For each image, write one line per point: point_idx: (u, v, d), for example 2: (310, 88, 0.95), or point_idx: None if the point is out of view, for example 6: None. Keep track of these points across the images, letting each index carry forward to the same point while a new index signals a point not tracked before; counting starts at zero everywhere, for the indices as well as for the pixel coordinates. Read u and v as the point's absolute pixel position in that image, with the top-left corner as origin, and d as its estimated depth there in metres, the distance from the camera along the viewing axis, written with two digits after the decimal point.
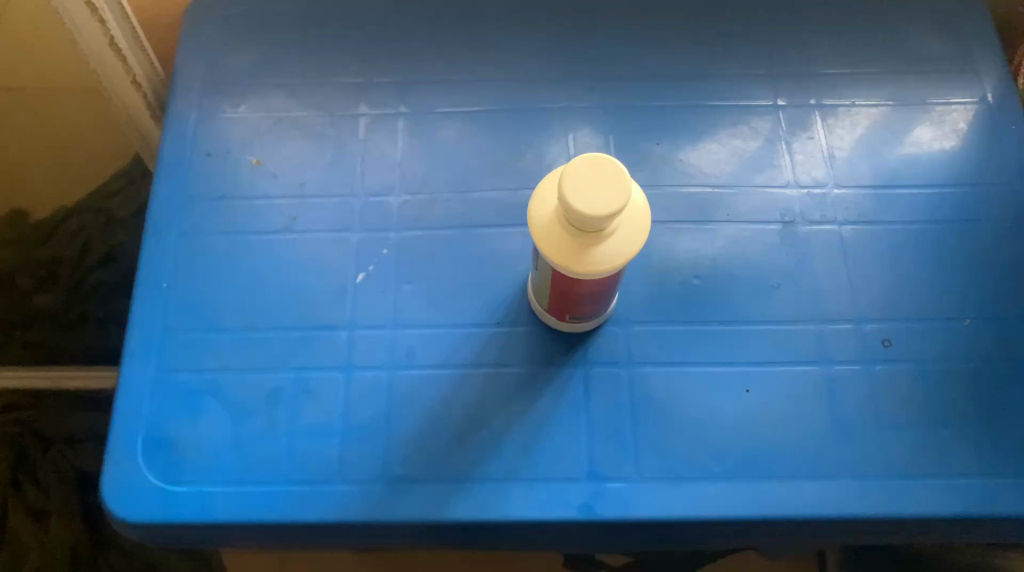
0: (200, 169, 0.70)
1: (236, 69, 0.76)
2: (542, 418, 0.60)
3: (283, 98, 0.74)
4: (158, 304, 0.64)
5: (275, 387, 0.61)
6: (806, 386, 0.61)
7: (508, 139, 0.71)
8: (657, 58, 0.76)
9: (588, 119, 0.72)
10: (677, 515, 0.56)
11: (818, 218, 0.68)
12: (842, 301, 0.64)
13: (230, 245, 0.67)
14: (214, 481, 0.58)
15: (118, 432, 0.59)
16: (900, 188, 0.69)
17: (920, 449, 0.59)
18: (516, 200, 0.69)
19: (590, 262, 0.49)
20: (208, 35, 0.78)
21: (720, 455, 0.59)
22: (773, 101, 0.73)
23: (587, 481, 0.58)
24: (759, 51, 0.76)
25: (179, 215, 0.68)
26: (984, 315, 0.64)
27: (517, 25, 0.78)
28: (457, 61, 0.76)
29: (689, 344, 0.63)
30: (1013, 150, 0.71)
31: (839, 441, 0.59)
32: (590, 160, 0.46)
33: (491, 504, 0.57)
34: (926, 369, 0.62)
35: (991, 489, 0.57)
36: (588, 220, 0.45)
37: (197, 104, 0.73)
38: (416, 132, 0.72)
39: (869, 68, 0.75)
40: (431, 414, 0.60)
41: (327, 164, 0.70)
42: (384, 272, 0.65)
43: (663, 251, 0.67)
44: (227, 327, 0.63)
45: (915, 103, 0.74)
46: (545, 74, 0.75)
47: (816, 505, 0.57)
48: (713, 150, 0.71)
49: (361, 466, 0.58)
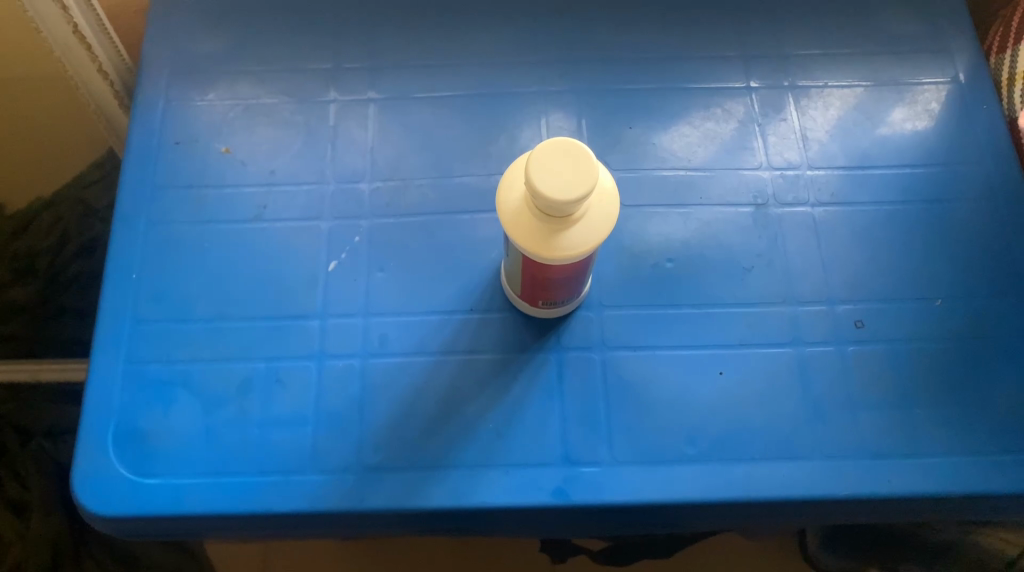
0: (168, 158, 0.69)
1: (203, 56, 0.74)
2: (516, 404, 0.60)
3: (252, 84, 0.73)
4: (127, 295, 0.63)
5: (247, 377, 0.61)
6: (778, 368, 0.61)
7: (481, 124, 0.71)
8: (630, 41, 0.75)
9: (560, 103, 0.72)
10: (651, 498, 0.57)
11: (791, 200, 0.68)
12: (814, 283, 0.65)
13: (199, 235, 0.66)
14: (186, 473, 0.57)
15: (88, 425, 0.59)
16: (872, 169, 0.70)
17: (891, 428, 0.59)
18: (489, 186, 0.68)
19: (561, 247, 0.49)
20: (175, 21, 0.76)
21: (693, 438, 0.59)
22: (746, 83, 0.73)
23: (561, 465, 0.58)
24: (732, 32, 0.76)
25: (147, 205, 0.67)
26: (954, 294, 0.65)
27: (488, 8, 0.77)
28: (429, 45, 0.75)
29: (662, 328, 0.63)
30: (984, 130, 0.71)
31: (811, 422, 0.59)
32: (557, 145, 0.45)
33: (465, 491, 0.57)
34: (897, 349, 0.62)
35: (961, 467, 0.58)
36: (555, 205, 0.45)
37: (165, 92, 0.72)
38: (387, 117, 0.71)
39: (841, 48, 0.75)
40: (404, 402, 0.60)
41: (297, 151, 0.69)
42: (355, 260, 0.65)
43: (636, 235, 0.67)
44: (197, 317, 0.63)
45: (887, 84, 0.74)
46: (517, 58, 0.74)
47: (789, 486, 0.57)
48: (685, 133, 0.71)
49: (334, 455, 0.58)
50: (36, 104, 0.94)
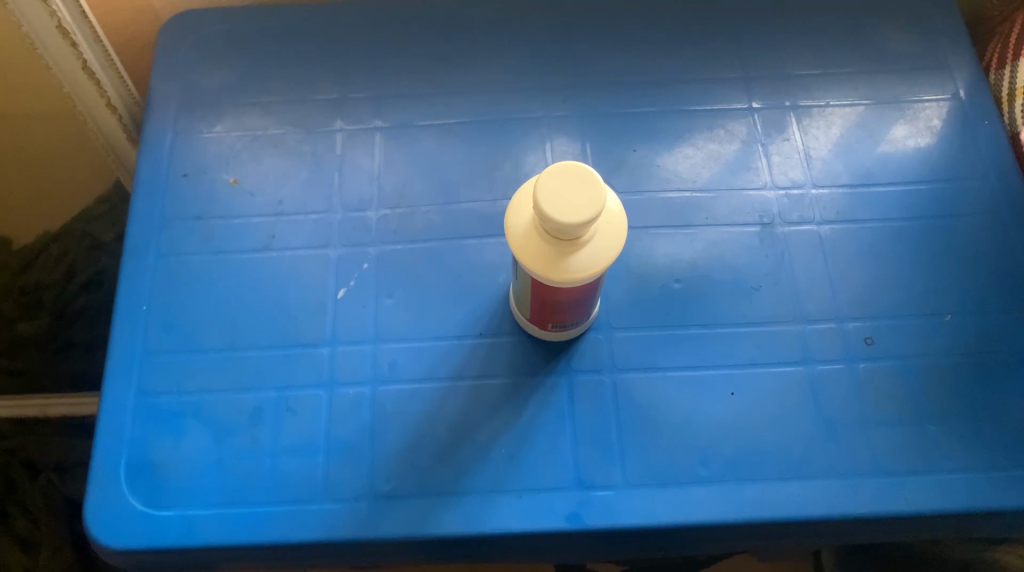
0: (177, 190, 0.70)
1: (210, 89, 0.75)
2: (527, 428, 0.60)
3: (258, 116, 0.74)
4: (137, 326, 0.64)
5: (257, 406, 0.60)
6: (788, 386, 0.61)
7: (486, 150, 0.72)
8: (632, 65, 0.76)
9: (564, 128, 0.73)
10: (666, 521, 0.56)
11: (796, 218, 0.68)
12: (822, 300, 0.65)
13: (208, 265, 0.66)
14: (197, 504, 0.57)
15: (99, 457, 0.59)
16: (876, 186, 0.70)
17: (905, 445, 0.59)
18: (495, 211, 0.69)
19: (571, 269, 0.49)
20: (183, 55, 0.78)
21: (705, 459, 0.59)
22: (748, 104, 0.74)
23: (574, 489, 0.57)
24: (732, 55, 0.76)
25: (157, 237, 0.68)
26: (963, 309, 0.64)
27: (492, 35, 0.78)
28: (433, 74, 0.76)
29: (671, 349, 0.63)
30: (986, 144, 0.72)
31: (824, 440, 0.59)
32: (565, 168, 0.46)
33: (477, 517, 0.56)
34: (908, 365, 0.62)
35: (977, 483, 0.58)
36: (564, 228, 0.45)
37: (173, 125, 0.73)
38: (393, 145, 0.72)
39: (841, 68, 0.76)
40: (414, 429, 0.60)
41: (304, 180, 0.70)
42: (364, 287, 0.65)
43: (643, 256, 0.67)
44: (207, 347, 0.63)
45: (888, 101, 0.74)
46: (520, 84, 0.75)
47: (805, 506, 0.57)
48: (689, 154, 0.71)
49: (346, 483, 0.58)
50: (44, 140, 0.95)
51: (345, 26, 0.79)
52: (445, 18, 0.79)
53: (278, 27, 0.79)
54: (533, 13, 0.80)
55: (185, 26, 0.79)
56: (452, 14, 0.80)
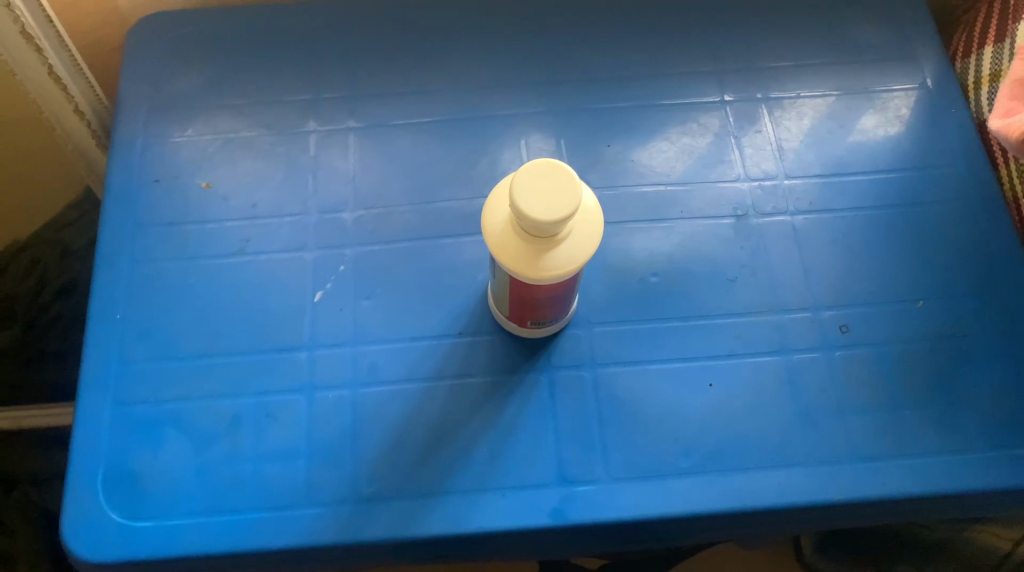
0: (149, 196, 0.69)
1: (181, 92, 0.75)
2: (510, 426, 0.60)
3: (230, 118, 0.73)
4: (112, 335, 0.63)
5: (236, 412, 0.60)
6: (767, 376, 0.62)
7: (461, 148, 0.71)
8: (605, 61, 0.76)
9: (539, 124, 0.73)
10: (649, 513, 0.57)
11: (770, 210, 0.69)
12: (798, 291, 0.65)
13: (183, 271, 0.66)
14: (178, 513, 0.57)
15: (77, 468, 0.58)
16: (848, 176, 0.71)
17: (882, 431, 0.60)
18: (472, 209, 0.69)
19: (550, 264, 0.49)
20: (151, 58, 0.77)
21: (686, 450, 0.59)
22: (720, 97, 0.74)
23: (557, 485, 0.58)
24: (704, 48, 0.77)
25: (129, 243, 0.67)
26: (935, 295, 0.65)
27: (465, 33, 0.78)
28: (406, 73, 0.75)
29: (651, 342, 0.63)
30: (954, 132, 0.73)
31: (803, 428, 0.60)
32: (541, 165, 0.46)
33: (462, 515, 0.56)
34: (883, 351, 0.63)
35: (951, 466, 0.59)
36: (541, 226, 0.45)
37: (143, 130, 0.72)
38: (367, 145, 0.71)
39: (811, 59, 0.77)
40: (397, 430, 0.59)
41: (278, 183, 0.70)
42: (342, 289, 0.65)
43: (620, 251, 0.67)
44: (184, 354, 0.62)
45: (858, 92, 0.75)
46: (495, 82, 0.75)
47: (785, 494, 0.57)
48: (663, 148, 0.72)
49: (328, 487, 0.57)
50: (11, 148, 0.93)
51: (317, 26, 0.78)
52: (419, 16, 0.79)
53: (249, 28, 0.78)
54: (507, 9, 0.80)
55: (152, 29, 0.78)
56: (425, 13, 0.79)
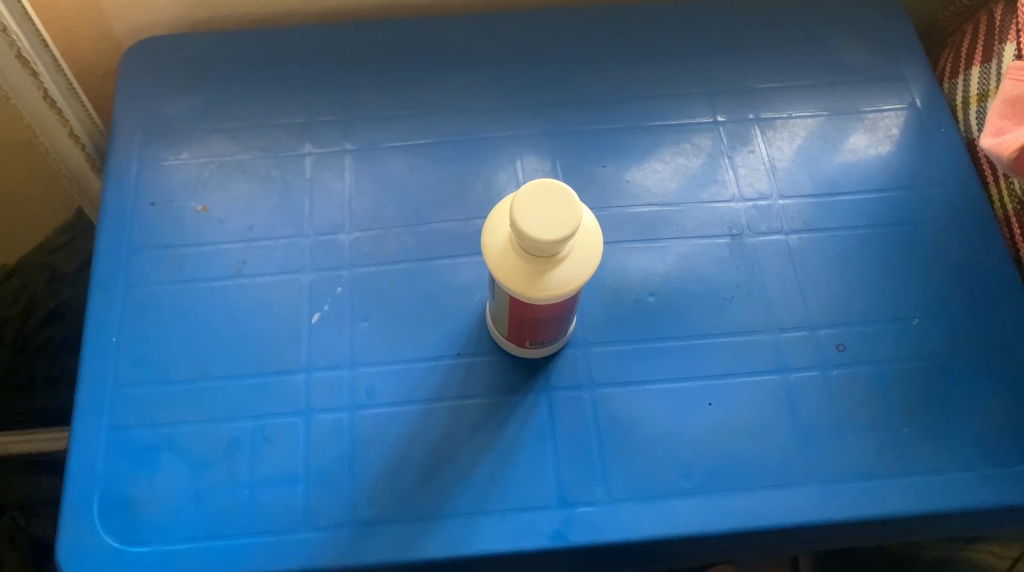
0: (143, 220, 0.69)
1: (175, 115, 0.75)
2: (509, 447, 0.59)
3: (225, 142, 0.73)
4: (107, 360, 0.62)
5: (233, 437, 0.59)
6: (765, 395, 0.62)
7: (456, 169, 0.72)
8: (600, 83, 0.77)
9: (534, 146, 0.73)
10: (649, 535, 0.56)
11: (764, 229, 0.69)
12: (793, 309, 0.66)
13: (178, 295, 0.65)
14: (174, 539, 0.56)
15: (70, 495, 0.57)
16: (841, 195, 0.71)
17: (880, 449, 0.60)
18: (469, 230, 0.69)
19: (550, 281, 0.49)
20: (146, 81, 0.77)
21: (686, 470, 0.59)
22: (713, 118, 0.75)
23: (557, 507, 0.57)
24: (696, 70, 0.78)
25: (125, 267, 0.67)
26: (929, 313, 0.66)
27: (461, 55, 0.79)
28: (401, 95, 0.76)
29: (649, 363, 0.63)
30: (943, 152, 0.74)
31: (802, 448, 0.60)
32: (540, 186, 0.46)
33: (462, 539, 0.56)
34: (880, 369, 0.63)
35: (949, 483, 0.59)
36: (540, 246, 0.46)
37: (138, 153, 0.72)
38: (363, 168, 0.71)
39: (802, 81, 0.78)
40: (394, 453, 0.59)
41: (274, 206, 0.69)
42: (339, 311, 0.65)
43: (616, 270, 0.67)
44: (179, 379, 0.62)
45: (848, 112, 0.76)
46: (489, 104, 0.76)
47: (785, 514, 0.57)
48: (657, 169, 0.72)
49: (327, 511, 0.57)
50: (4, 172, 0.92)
51: (312, 51, 0.79)
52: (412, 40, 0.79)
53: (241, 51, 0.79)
54: (501, 32, 0.81)
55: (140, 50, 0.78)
56: (419, 36, 0.80)
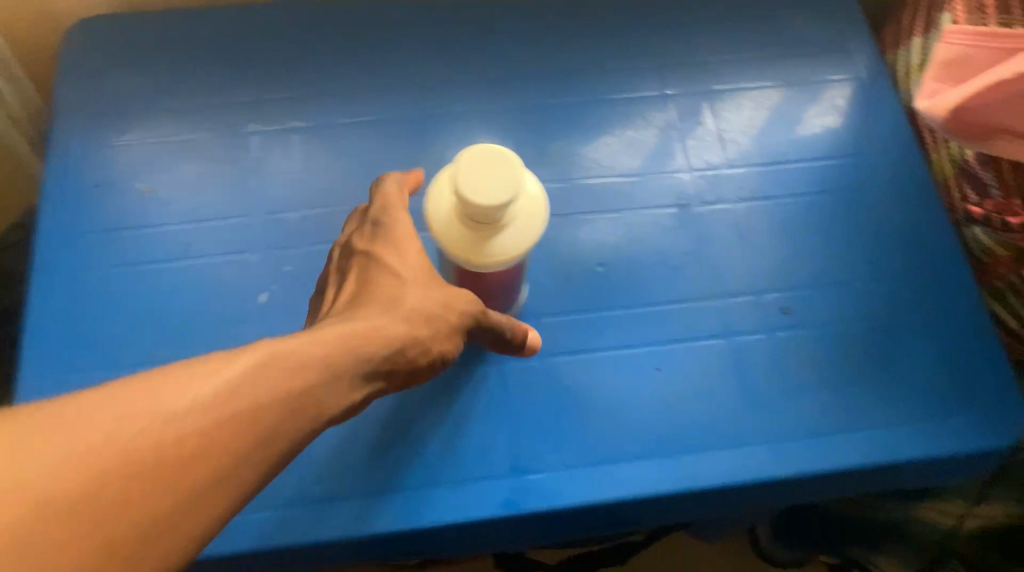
0: (85, 199, 0.68)
1: (117, 90, 0.74)
2: (457, 421, 0.60)
3: (169, 118, 0.72)
4: (44, 343, 0.61)
5: None
6: (715, 359, 0.63)
7: (405, 141, 0.71)
8: (551, 61, 0.78)
9: (484, 116, 0.73)
10: (602, 500, 0.57)
11: (712, 199, 0.70)
12: (741, 276, 0.67)
13: (123, 275, 0.65)
14: None
15: None
16: (786, 164, 0.72)
17: (829, 409, 0.61)
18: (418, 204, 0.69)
19: (501, 245, 0.49)
20: (88, 64, 0.75)
21: (638, 436, 0.60)
22: (662, 90, 0.76)
23: (509, 476, 0.58)
24: (647, 42, 0.78)
25: (65, 248, 0.66)
26: (877, 275, 0.67)
27: (412, 28, 0.78)
28: (350, 67, 0.75)
29: (598, 330, 0.64)
30: (889, 119, 0.75)
31: (751, 410, 0.61)
32: (479, 151, 0.46)
33: (413, 512, 0.56)
34: (827, 332, 0.65)
35: (898, 440, 0.60)
36: (481, 211, 0.46)
37: (80, 132, 0.71)
38: (310, 145, 0.71)
39: (750, 51, 0.79)
40: (350, 427, 0.59)
41: (222, 184, 0.69)
42: (287, 288, 0.64)
43: (566, 242, 0.68)
44: (126, 364, 0.61)
45: (797, 82, 0.77)
46: (441, 76, 0.75)
47: (735, 472, 0.58)
48: (606, 141, 0.73)
49: (278, 488, 0.56)
50: None
51: (258, 28, 0.78)
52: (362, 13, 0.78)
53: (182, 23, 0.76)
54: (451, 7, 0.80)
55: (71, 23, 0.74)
56: (368, 12, 0.79)
